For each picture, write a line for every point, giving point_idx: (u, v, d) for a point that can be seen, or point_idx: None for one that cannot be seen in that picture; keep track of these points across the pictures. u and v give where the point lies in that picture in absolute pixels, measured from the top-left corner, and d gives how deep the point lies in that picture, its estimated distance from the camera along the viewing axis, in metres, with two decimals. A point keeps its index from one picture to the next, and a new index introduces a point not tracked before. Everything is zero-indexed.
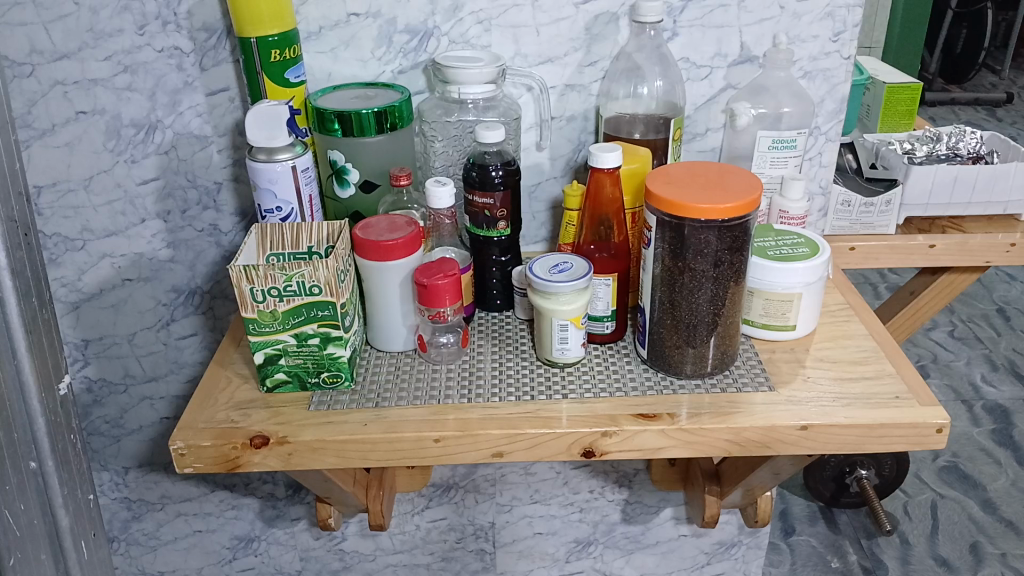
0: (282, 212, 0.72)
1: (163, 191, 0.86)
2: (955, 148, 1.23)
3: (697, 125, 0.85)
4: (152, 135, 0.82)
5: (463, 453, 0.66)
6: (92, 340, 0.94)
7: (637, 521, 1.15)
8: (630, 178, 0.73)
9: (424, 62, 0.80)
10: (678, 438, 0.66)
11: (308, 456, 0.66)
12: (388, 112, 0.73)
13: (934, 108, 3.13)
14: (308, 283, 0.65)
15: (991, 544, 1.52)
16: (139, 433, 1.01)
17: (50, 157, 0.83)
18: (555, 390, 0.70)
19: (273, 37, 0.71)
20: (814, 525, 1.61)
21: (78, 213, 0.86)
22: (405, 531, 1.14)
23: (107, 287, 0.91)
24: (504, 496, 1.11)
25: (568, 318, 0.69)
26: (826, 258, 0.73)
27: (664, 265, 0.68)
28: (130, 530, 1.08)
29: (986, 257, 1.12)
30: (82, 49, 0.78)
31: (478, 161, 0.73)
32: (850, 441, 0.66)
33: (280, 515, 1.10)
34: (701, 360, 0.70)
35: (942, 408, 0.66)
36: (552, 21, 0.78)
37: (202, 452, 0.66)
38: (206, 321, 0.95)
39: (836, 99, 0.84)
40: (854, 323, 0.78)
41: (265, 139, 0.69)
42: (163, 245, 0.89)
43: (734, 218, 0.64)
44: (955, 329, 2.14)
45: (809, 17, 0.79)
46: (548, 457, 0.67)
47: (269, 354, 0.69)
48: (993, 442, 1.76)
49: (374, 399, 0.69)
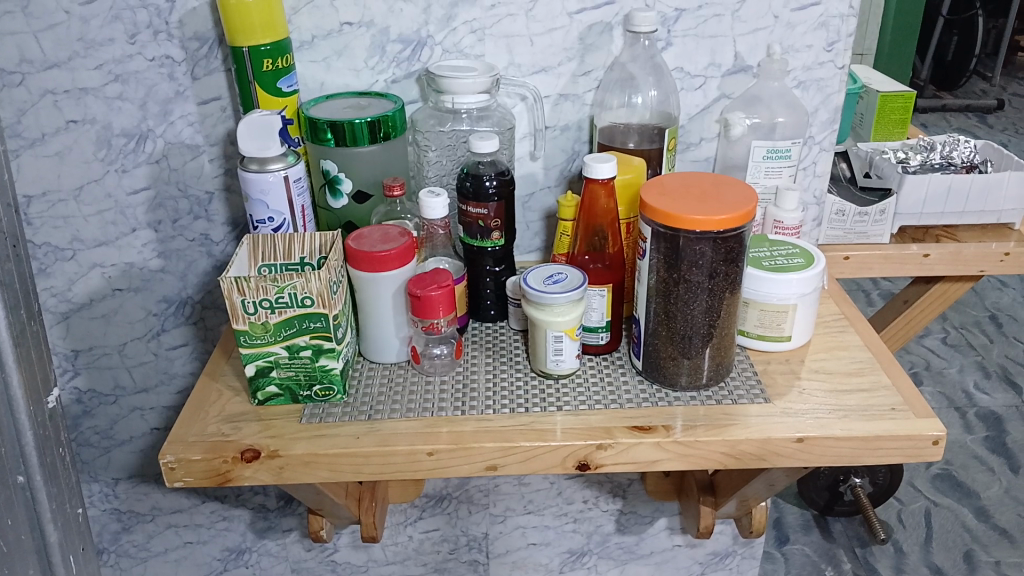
0: (273, 223, 0.72)
1: (154, 201, 0.85)
2: (948, 157, 1.24)
3: (691, 135, 0.85)
4: (143, 144, 0.82)
5: (457, 466, 0.65)
6: (82, 351, 0.93)
7: (631, 531, 1.14)
8: (624, 189, 0.73)
9: (418, 72, 0.79)
10: (673, 450, 0.65)
11: (300, 469, 0.65)
12: (381, 122, 0.72)
13: (925, 115, 3.15)
14: (300, 294, 0.64)
15: (985, 552, 1.52)
16: (130, 444, 1.00)
17: (40, 167, 0.82)
18: (550, 402, 0.69)
19: (265, 47, 0.71)
20: (808, 533, 1.60)
21: (68, 223, 0.85)
22: (398, 543, 1.13)
23: (97, 298, 0.90)
24: (498, 507, 1.10)
25: (562, 330, 0.69)
26: (821, 269, 0.73)
27: (659, 276, 0.67)
28: (120, 542, 1.07)
29: (979, 266, 1.12)
30: (73, 58, 0.77)
31: (472, 171, 0.73)
32: (846, 453, 0.65)
33: (272, 527, 1.09)
34: (696, 371, 0.69)
35: (938, 419, 0.66)
36: (546, 31, 0.78)
37: (193, 466, 0.65)
38: (197, 331, 0.94)
39: (830, 109, 0.84)
40: (848, 333, 0.78)
41: (257, 149, 0.69)
42: (154, 255, 0.88)
43: (727, 230, 0.63)
44: (948, 337, 2.15)
45: (803, 27, 0.79)
46: (543, 470, 0.66)
47: (260, 366, 0.68)
48: (987, 449, 1.76)
49: (367, 412, 0.69)
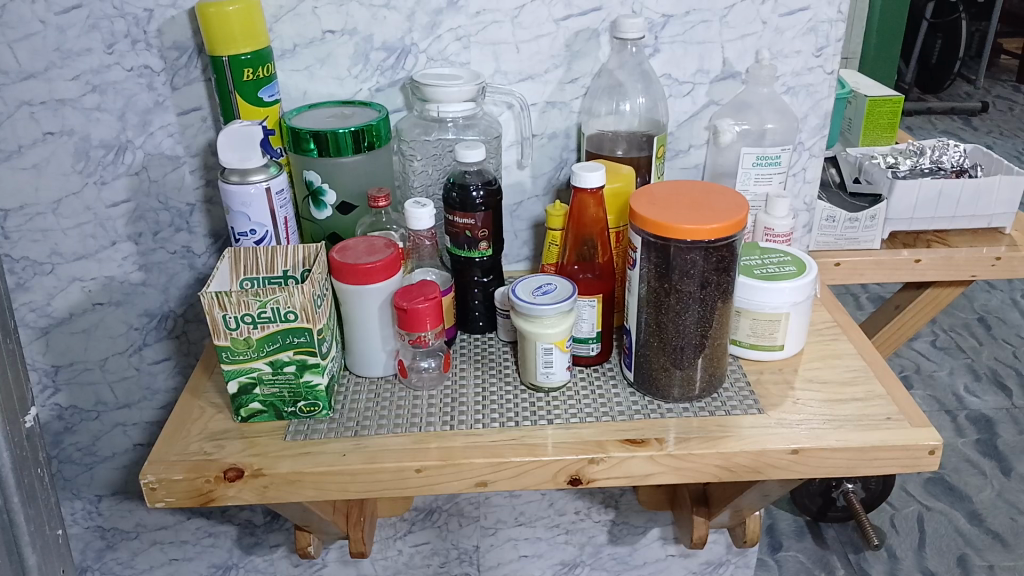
0: (256, 235, 0.70)
1: (135, 214, 0.83)
2: (938, 162, 1.23)
3: (680, 142, 0.84)
4: (123, 155, 0.80)
5: (446, 483, 0.64)
6: (62, 366, 0.91)
7: (623, 542, 1.13)
8: (613, 197, 0.72)
9: (402, 80, 0.78)
10: (666, 464, 0.64)
11: (284, 488, 0.64)
12: (365, 131, 0.71)
13: (911, 118, 3.16)
14: (283, 309, 0.63)
15: (979, 556, 1.51)
16: (113, 460, 0.98)
17: (16, 180, 0.80)
18: (540, 416, 0.68)
19: (245, 56, 0.69)
20: (802, 540, 1.59)
21: (47, 237, 0.84)
22: (387, 557, 1.11)
23: (78, 312, 0.88)
24: (489, 519, 1.09)
25: (553, 342, 0.67)
26: (813, 277, 0.72)
27: (650, 287, 0.66)
28: (103, 560, 1.05)
29: (971, 271, 1.11)
30: (50, 69, 0.75)
31: (458, 180, 0.71)
32: (842, 465, 0.64)
33: (259, 543, 1.07)
34: (688, 382, 0.68)
35: (934, 429, 0.65)
36: (533, 38, 0.77)
37: (174, 486, 0.64)
38: (179, 345, 0.92)
39: (820, 115, 0.83)
40: (842, 341, 0.77)
41: (238, 160, 0.67)
42: (135, 268, 0.86)
43: (720, 239, 0.62)
44: (938, 340, 2.15)
45: (792, 33, 0.78)
46: (534, 486, 0.65)
47: (243, 383, 0.66)
48: (978, 452, 1.75)
49: (353, 428, 0.67)
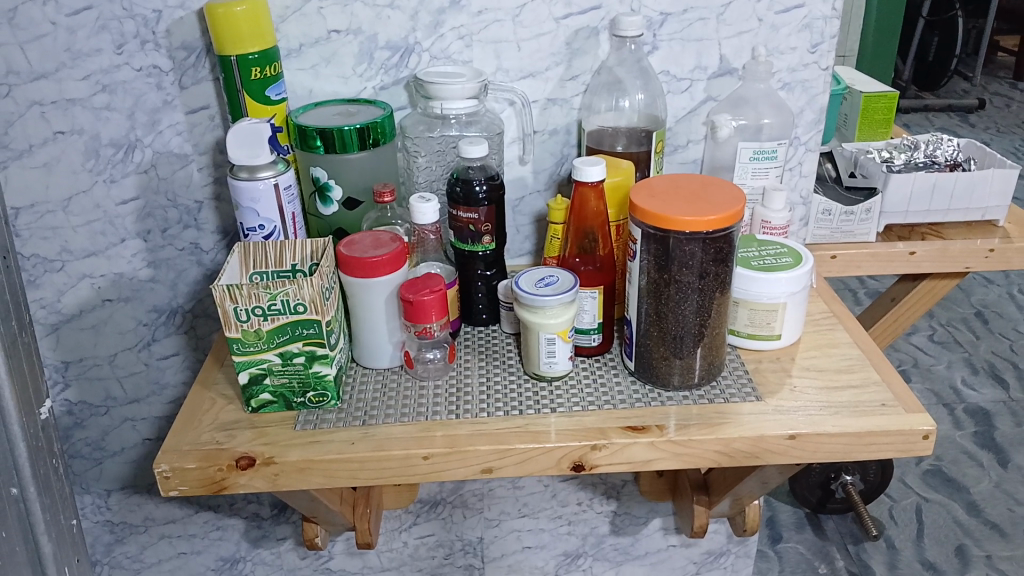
0: (264, 230, 0.72)
1: (143, 211, 0.85)
2: (932, 156, 1.26)
3: (678, 137, 0.85)
4: (132, 154, 0.82)
5: (452, 469, 0.66)
6: (72, 362, 0.93)
7: (625, 532, 1.15)
8: (614, 191, 0.74)
9: (406, 78, 0.80)
10: (666, 450, 0.66)
11: (295, 476, 0.65)
12: (370, 128, 0.72)
13: (908, 115, 3.18)
14: (292, 301, 0.64)
15: (977, 546, 1.53)
16: (122, 455, 1.00)
17: (27, 178, 0.82)
18: (543, 404, 0.70)
19: (253, 55, 0.71)
20: (802, 531, 1.61)
21: (57, 234, 0.85)
22: (393, 549, 1.13)
23: (87, 309, 0.90)
24: (492, 511, 1.10)
25: (556, 332, 0.69)
26: (809, 268, 0.74)
27: (650, 277, 0.68)
28: (113, 554, 1.06)
29: (965, 262, 1.13)
30: (60, 69, 0.77)
31: (462, 176, 0.73)
32: (838, 449, 0.66)
33: (266, 536, 1.09)
34: (688, 370, 0.70)
35: (928, 414, 0.67)
36: (533, 36, 0.78)
37: (187, 474, 0.65)
38: (188, 340, 0.94)
39: (815, 110, 0.85)
40: (839, 330, 0.79)
41: (246, 157, 0.69)
42: (144, 265, 0.88)
43: (717, 230, 0.64)
44: (935, 334, 2.17)
45: (787, 29, 0.80)
46: (538, 472, 0.66)
47: (253, 374, 0.68)
48: (976, 444, 1.77)
49: (361, 417, 0.69)
